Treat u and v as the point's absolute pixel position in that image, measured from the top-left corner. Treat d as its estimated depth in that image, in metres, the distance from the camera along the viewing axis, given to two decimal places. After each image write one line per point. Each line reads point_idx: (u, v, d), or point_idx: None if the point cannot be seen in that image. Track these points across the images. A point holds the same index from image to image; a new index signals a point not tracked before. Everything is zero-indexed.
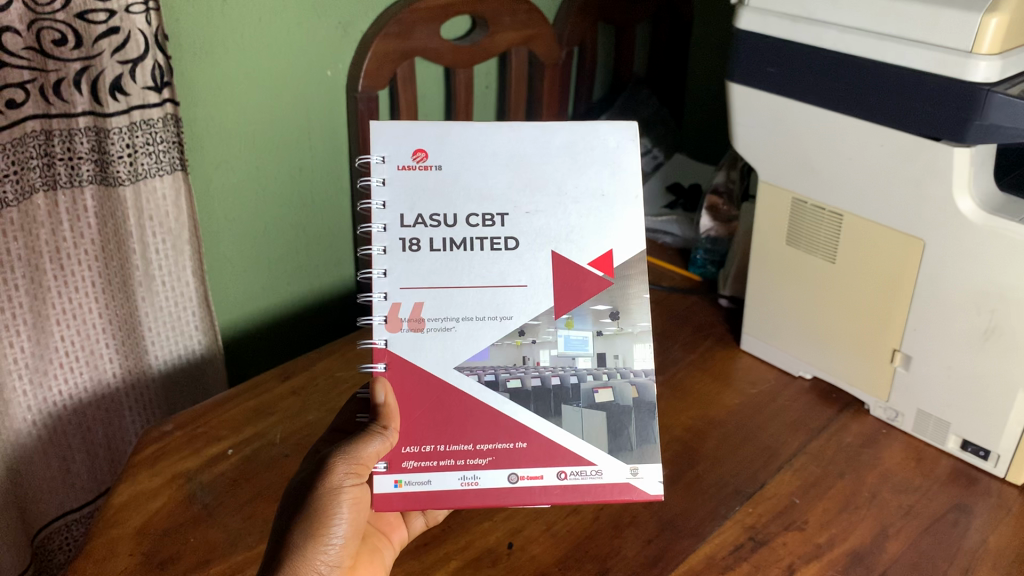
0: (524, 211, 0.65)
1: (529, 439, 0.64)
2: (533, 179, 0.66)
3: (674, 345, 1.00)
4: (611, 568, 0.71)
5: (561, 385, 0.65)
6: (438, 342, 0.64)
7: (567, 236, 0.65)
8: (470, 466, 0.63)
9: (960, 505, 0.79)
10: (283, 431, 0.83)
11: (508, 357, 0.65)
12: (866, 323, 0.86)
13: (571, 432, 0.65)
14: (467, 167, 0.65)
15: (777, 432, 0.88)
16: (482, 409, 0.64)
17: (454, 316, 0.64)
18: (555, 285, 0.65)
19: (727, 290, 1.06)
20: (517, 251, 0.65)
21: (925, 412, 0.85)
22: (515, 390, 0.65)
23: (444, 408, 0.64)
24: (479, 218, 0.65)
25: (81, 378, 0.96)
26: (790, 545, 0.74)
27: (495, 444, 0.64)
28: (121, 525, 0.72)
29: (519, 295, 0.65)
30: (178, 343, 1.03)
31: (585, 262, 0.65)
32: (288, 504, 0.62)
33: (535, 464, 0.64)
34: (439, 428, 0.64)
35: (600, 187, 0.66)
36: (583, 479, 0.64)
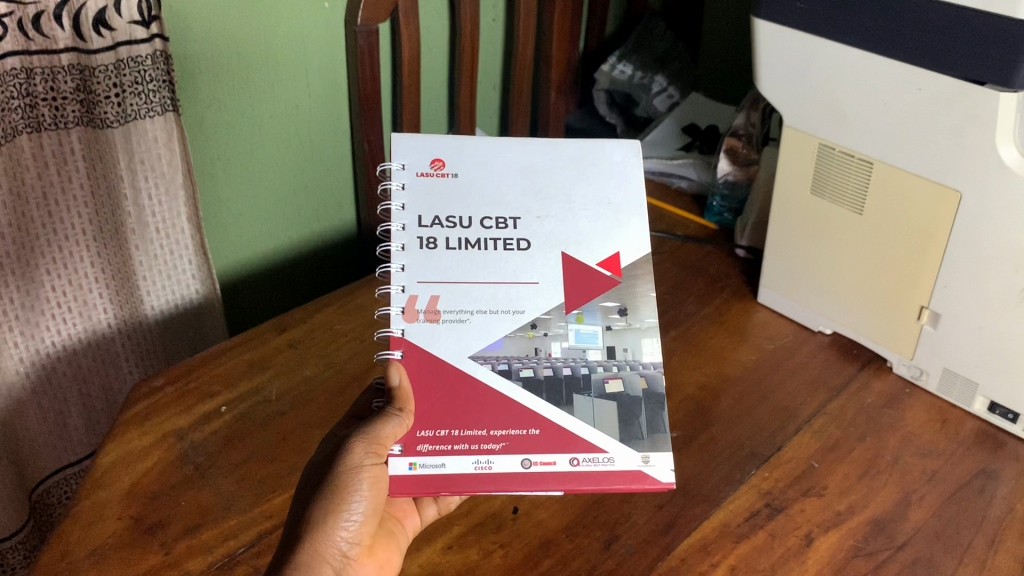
0: (535, 215, 0.65)
1: (542, 425, 0.60)
2: (543, 187, 0.65)
3: (689, 297, 0.96)
4: (621, 535, 0.68)
5: (572, 375, 0.62)
6: (452, 335, 0.62)
7: (577, 239, 0.64)
8: (483, 450, 0.59)
9: (986, 471, 0.75)
10: (280, 386, 0.80)
11: (520, 348, 0.62)
12: (892, 278, 0.81)
13: (582, 421, 0.61)
14: (481, 176, 0.65)
15: (796, 391, 0.84)
16: (495, 396, 0.61)
17: (468, 308, 0.62)
18: (567, 283, 0.63)
19: (745, 241, 1.02)
20: (529, 251, 0.64)
21: (951, 371, 0.81)
22: (527, 379, 0.62)
23: (458, 393, 0.61)
24: (493, 221, 0.64)
25: (73, 328, 0.92)
26: (808, 513, 0.71)
27: (508, 429, 0.60)
28: (109, 487, 0.69)
29: (533, 291, 0.63)
30: (173, 290, 1.00)
31: (593, 263, 0.64)
32: (304, 488, 0.58)
33: (548, 450, 0.60)
34: (452, 412, 0.61)
35: (607, 197, 0.65)
36: (595, 466, 0.59)
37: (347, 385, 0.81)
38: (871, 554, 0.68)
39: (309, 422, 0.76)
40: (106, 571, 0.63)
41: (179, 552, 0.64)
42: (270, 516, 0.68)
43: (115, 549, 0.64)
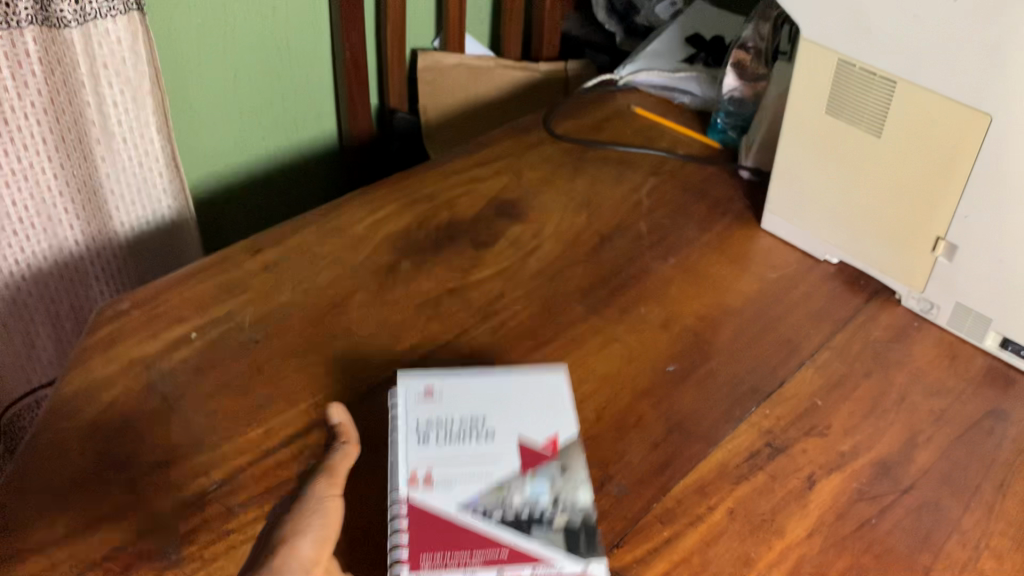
0: (503, 422, 0.64)
1: (510, 547, 0.56)
2: (505, 387, 0.67)
3: (689, 222, 0.90)
4: (614, 475, 0.65)
5: (535, 517, 0.58)
6: (449, 498, 0.59)
7: (541, 439, 0.63)
8: (468, 566, 0.55)
9: (996, 411, 0.72)
10: (254, 312, 0.75)
11: (491, 497, 0.59)
12: (908, 206, 0.76)
13: (547, 545, 0.57)
14: (453, 397, 0.65)
15: (800, 323, 0.80)
16: (475, 538, 0.57)
17: (467, 381, 0.67)
18: (531, 444, 0.63)
19: (749, 161, 0.96)
20: (501, 438, 0.63)
21: (964, 306, 0.77)
22: (500, 518, 0.58)
23: (440, 535, 0.57)
24: (466, 430, 0.63)
25: (39, 246, 0.87)
26: (811, 453, 0.68)
27: (485, 555, 0.56)
28: (71, 419, 0.65)
29: (514, 452, 0.62)
30: (144, 207, 0.94)
31: (551, 417, 0.65)
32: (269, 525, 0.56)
33: (517, 563, 0.55)
34: (435, 540, 0.56)
35: (552, 392, 0.67)
36: (551, 571, 0.55)
37: (326, 312, 0.76)
38: (875, 498, 0.65)
39: (285, 351, 0.72)
40: (68, 509, 0.59)
41: (146, 489, 0.61)
42: (244, 452, 0.64)
43: (78, 486, 0.60)
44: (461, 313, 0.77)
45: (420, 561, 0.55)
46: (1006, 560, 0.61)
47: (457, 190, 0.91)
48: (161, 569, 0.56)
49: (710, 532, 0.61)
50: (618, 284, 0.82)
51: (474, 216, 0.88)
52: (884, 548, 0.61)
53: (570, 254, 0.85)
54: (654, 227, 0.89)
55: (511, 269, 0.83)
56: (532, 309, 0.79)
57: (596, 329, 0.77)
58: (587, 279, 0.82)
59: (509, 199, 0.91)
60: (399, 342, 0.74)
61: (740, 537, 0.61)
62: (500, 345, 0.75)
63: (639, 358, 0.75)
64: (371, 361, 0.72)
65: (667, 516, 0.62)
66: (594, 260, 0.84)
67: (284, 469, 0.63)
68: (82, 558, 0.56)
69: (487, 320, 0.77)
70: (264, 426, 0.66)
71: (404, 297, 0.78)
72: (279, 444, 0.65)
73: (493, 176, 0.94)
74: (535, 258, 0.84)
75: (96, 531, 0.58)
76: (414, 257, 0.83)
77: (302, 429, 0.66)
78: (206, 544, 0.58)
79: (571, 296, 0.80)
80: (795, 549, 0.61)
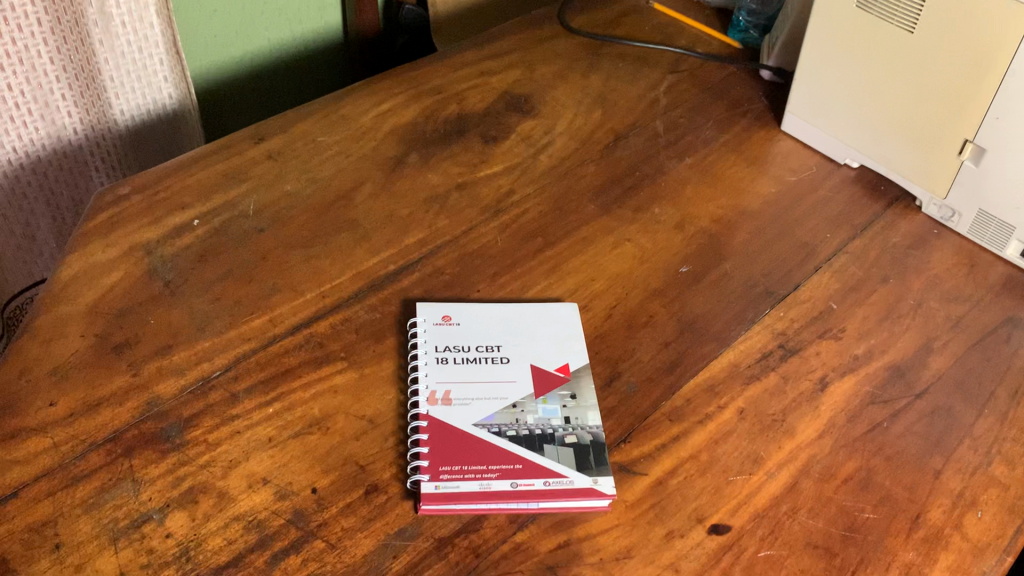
0: (518, 345, 0.64)
1: (525, 460, 0.57)
2: (520, 311, 0.67)
3: (707, 122, 0.87)
4: (624, 372, 0.64)
5: (551, 435, 0.59)
6: (462, 416, 0.59)
7: (555, 364, 0.63)
8: (481, 478, 0.55)
9: (1014, 320, 0.71)
10: (258, 201, 0.73)
11: (503, 417, 0.59)
12: (938, 107, 0.73)
13: (561, 461, 0.57)
14: (468, 315, 0.66)
15: (817, 227, 0.78)
16: (489, 452, 0.57)
17: (482, 304, 0.67)
18: (545, 367, 0.63)
19: (771, 61, 0.92)
20: (515, 360, 0.63)
21: (987, 213, 0.75)
22: (514, 437, 0.58)
23: (454, 446, 0.57)
24: (479, 349, 0.63)
25: (37, 134, 0.84)
26: (824, 356, 0.66)
27: (498, 465, 0.56)
28: (71, 302, 0.63)
29: (526, 375, 0.62)
30: (145, 96, 0.89)
31: (563, 339, 0.65)
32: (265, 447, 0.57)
33: (530, 477, 0.56)
34: (451, 452, 0.57)
35: (566, 319, 0.67)
36: (562, 485, 0.55)
37: (331, 203, 0.74)
38: (888, 401, 0.64)
39: (289, 242, 0.70)
40: (69, 391, 0.58)
41: (148, 373, 0.60)
42: (248, 340, 0.63)
43: (79, 368, 0.59)
44: (470, 207, 0.75)
45: (438, 472, 0.55)
46: (1017, 466, 0.60)
47: (468, 84, 0.88)
48: (164, 452, 0.56)
49: (720, 430, 0.61)
50: (632, 182, 0.80)
51: (484, 110, 0.86)
52: (895, 451, 0.61)
53: (583, 152, 0.82)
54: (670, 126, 0.86)
55: (522, 165, 0.80)
56: (543, 205, 0.76)
57: (608, 227, 0.75)
58: (600, 177, 0.80)
59: (521, 94, 0.88)
60: (407, 235, 0.72)
61: (749, 436, 0.60)
62: (510, 241, 0.73)
63: (651, 257, 0.73)
64: (378, 254, 0.70)
65: (676, 414, 0.61)
66: (608, 158, 0.82)
67: (289, 358, 0.62)
68: (82, 438, 0.56)
69: (496, 215, 0.75)
70: (269, 315, 0.64)
71: (411, 190, 0.76)
72: (283, 333, 0.63)
73: (504, 70, 0.91)
74: (547, 154, 0.82)
75: (97, 412, 0.57)
76: (422, 150, 0.80)
77: (307, 319, 0.65)
78: (209, 429, 0.57)
79: (583, 193, 0.78)
80: (805, 449, 0.60)
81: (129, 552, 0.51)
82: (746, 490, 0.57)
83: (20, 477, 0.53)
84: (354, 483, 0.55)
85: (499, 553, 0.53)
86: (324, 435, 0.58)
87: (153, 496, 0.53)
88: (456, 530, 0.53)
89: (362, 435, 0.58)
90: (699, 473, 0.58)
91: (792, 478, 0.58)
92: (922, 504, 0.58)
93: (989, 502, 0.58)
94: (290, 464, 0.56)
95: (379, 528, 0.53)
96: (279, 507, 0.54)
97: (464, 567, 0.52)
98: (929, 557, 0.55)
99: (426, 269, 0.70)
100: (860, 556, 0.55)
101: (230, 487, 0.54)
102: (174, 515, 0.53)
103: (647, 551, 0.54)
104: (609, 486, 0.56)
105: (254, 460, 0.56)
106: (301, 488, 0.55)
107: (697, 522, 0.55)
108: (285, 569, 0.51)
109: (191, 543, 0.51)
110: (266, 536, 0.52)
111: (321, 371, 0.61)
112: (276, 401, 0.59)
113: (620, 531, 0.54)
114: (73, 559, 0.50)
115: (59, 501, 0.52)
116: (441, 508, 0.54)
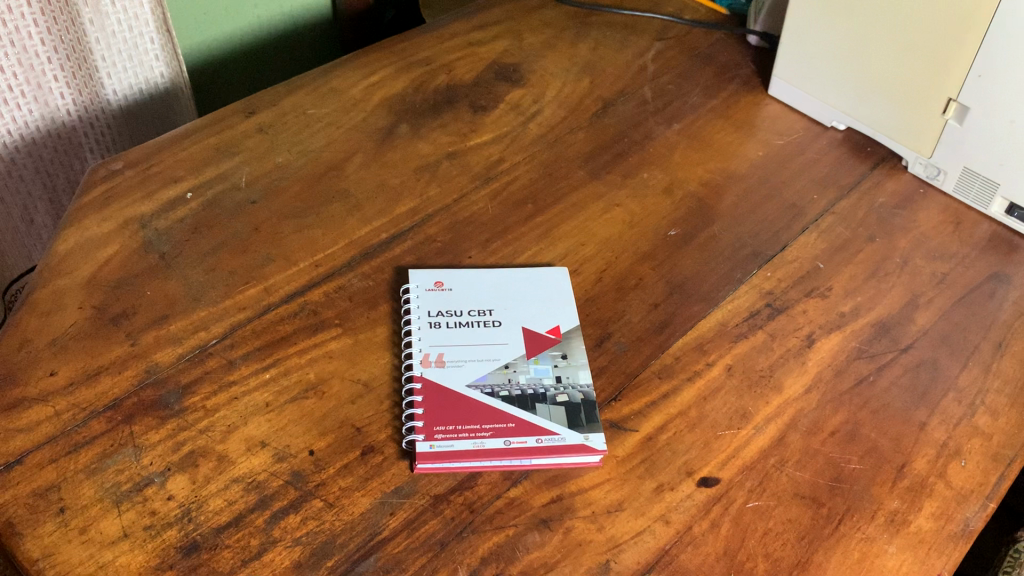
0: (509, 308, 0.65)
1: (518, 418, 0.58)
2: (511, 275, 0.68)
3: (694, 89, 0.88)
4: (614, 333, 0.65)
5: (542, 394, 0.60)
6: (456, 378, 0.60)
7: (547, 326, 0.65)
8: (474, 436, 0.57)
9: (999, 275, 0.72)
10: (249, 173, 0.74)
11: (495, 377, 0.60)
12: (922, 66, 0.74)
13: (553, 419, 0.58)
14: (461, 281, 0.67)
15: (804, 188, 0.78)
16: (483, 410, 0.58)
17: (473, 269, 0.68)
18: (536, 329, 0.64)
19: (759, 27, 0.93)
20: (506, 323, 0.64)
21: (972, 171, 0.76)
22: (507, 397, 0.59)
23: (450, 406, 0.58)
24: (471, 313, 0.65)
25: (31, 115, 0.84)
26: (810, 314, 0.68)
27: (491, 424, 0.57)
28: (68, 275, 0.64)
29: (519, 337, 0.63)
30: (137, 75, 0.89)
31: (553, 300, 0.66)
32: (261, 412, 0.58)
33: (522, 435, 0.57)
34: (446, 411, 0.58)
35: (557, 283, 0.68)
36: (554, 443, 0.57)
37: (322, 174, 0.75)
38: (874, 356, 0.65)
39: (282, 213, 0.71)
40: (68, 361, 0.59)
41: (146, 343, 0.61)
42: (243, 309, 0.64)
43: (77, 339, 0.60)
44: (460, 176, 0.76)
45: (432, 432, 0.57)
46: (1001, 416, 0.62)
47: (456, 54, 0.89)
48: (164, 418, 0.57)
49: (708, 387, 0.62)
50: (621, 148, 0.80)
51: (473, 80, 0.86)
52: (881, 404, 0.62)
53: (572, 119, 0.83)
54: (658, 93, 0.87)
55: (512, 133, 0.81)
56: (533, 173, 0.77)
57: (597, 193, 0.76)
58: (589, 144, 0.81)
59: (509, 64, 0.89)
60: (398, 204, 0.73)
61: (738, 392, 0.62)
62: (500, 208, 0.74)
63: (640, 221, 0.74)
64: (370, 223, 0.71)
65: (665, 372, 0.62)
66: (596, 125, 0.83)
67: (284, 325, 0.63)
68: (83, 406, 0.57)
69: (487, 183, 0.76)
70: (263, 284, 0.65)
71: (402, 160, 0.77)
72: (279, 301, 0.64)
73: (492, 40, 0.92)
74: (536, 122, 0.82)
75: (97, 381, 0.58)
76: (412, 120, 0.81)
77: (301, 287, 0.66)
78: (207, 395, 0.58)
79: (572, 159, 0.79)
80: (792, 404, 0.61)
81: (132, 513, 0.52)
82: (734, 444, 0.59)
83: (23, 445, 0.55)
84: (350, 445, 0.56)
85: (493, 509, 0.54)
86: (320, 399, 0.59)
87: (153, 460, 0.55)
88: (451, 488, 0.55)
89: (357, 398, 0.59)
90: (688, 429, 0.59)
91: (780, 432, 0.60)
92: (908, 455, 0.59)
93: (973, 451, 0.60)
94: (287, 428, 0.57)
95: (376, 487, 0.54)
96: (277, 469, 0.55)
97: (459, 522, 0.53)
98: (914, 505, 0.56)
99: (418, 237, 0.70)
100: (846, 505, 0.56)
101: (229, 451, 0.55)
102: (175, 478, 0.54)
103: (638, 504, 0.55)
104: (599, 442, 0.57)
105: (252, 424, 0.57)
106: (299, 450, 0.56)
107: (686, 476, 0.57)
108: (284, 528, 0.52)
109: (192, 505, 0.53)
110: (265, 497, 0.53)
111: (316, 337, 0.62)
112: (272, 366, 0.60)
113: (611, 486, 0.56)
114: (77, 521, 0.51)
115: (62, 467, 0.54)
116: (437, 466, 0.55)
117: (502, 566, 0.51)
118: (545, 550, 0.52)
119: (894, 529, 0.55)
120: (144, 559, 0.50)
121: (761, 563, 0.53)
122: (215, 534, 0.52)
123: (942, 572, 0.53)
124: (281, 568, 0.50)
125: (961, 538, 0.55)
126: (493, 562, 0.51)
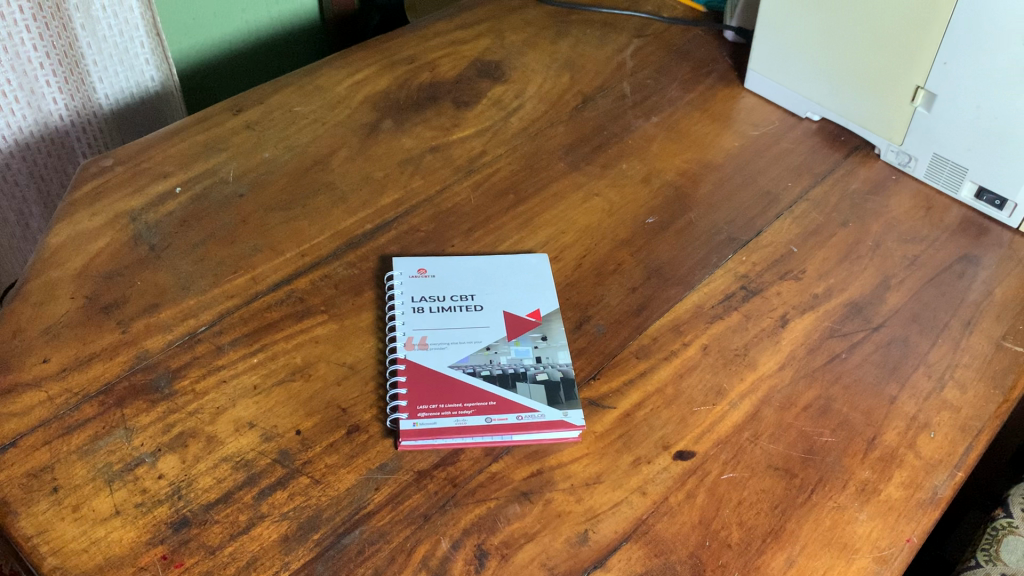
0: (490, 293, 0.67)
1: (499, 396, 0.60)
2: (493, 261, 0.70)
3: (672, 83, 0.90)
4: (593, 315, 0.67)
5: (521, 372, 0.62)
6: (440, 360, 0.62)
7: (527, 308, 0.66)
8: (457, 414, 0.58)
9: (969, 257, 0.74)
10: (237, 168, 0.76)
11: (477, 358, 0.62)
12: (889, 55, 0.76)
13: (533, 397, 0.60)
14: (445, 268, 0.69)
15: (779, 176, 0.80)
16: (467, 390, 0.60)
17: (456, 257, 0.70)
18: (516, 312, 0.66)
19: (734, 22, 0.96)
20: (487, 307, 0.66)
21: (942, 157, 0.78)
22: (488, 376, 0.61)
23: (435, 386, 0.60)
24: (454, 298, 0.66)
25: (24, 120, 0.86)
26: (784, 296, 0.69)
27: (475, 402, 0.59)
28: (60, 267, 0.66)
29: (499, 320, 0.65)
30: (128, 79, 0.91)
31: (534, 285, 0.68)
32: (249, 395, 0.59)
33: (504, 412, 0.59)
34: (431, 391, 0.60)
35: (537, 268, 0.70)
36: (534, 419, 0.59)
37: (308, 168, 0.76)
38: (846, 335, 0.67)
39: (269, 205, 0.73)
40: (61, 348, 0.61)
41: (137, 330, 0.62)
42: (232, 297, 0.65)
43: (69, 327, 0.62)
44: (443, 168, 0.78)
45: (416, 410, 0.58)
46: (969, 390, 0.63)
47: (439, 53, 0.91)
48: (154, 401, 0.58)
49: (685, 365, 0.64)
50: (600, 141, 0.82)
51: (456, 76, 0.88)
52: (852, 379, 0.64)
53: (552, 113, 0.85)
54: (637, 87, 0.89)
55: (494, 127, 0.83)
56: (514, 165, 0.79)
57: (577, 183, 0.78)
58: (569, 137, 0.83)
59: (491, 61, 0.91)
60: (383, 196, 0.75)
61: (713, 370, 0.63)
62: (482, 199, 0.76)
63: (619, 210, 0.76)
64: (355, 214, 0.73)
65: (643, 352, 0.64)
66: (576, 118, 0.85)
67: (271, 312, 0.65)
68: (76, 391, 0.58)
69: (469, 175, 0.78)
70: (251, 273, 0.67)
71: (386, 154, 0.79)
72: (266, 289, 0.66)
73: (475, 39, 0.94)
74: (517, 117, 0.84)
75: (89, 367, 0.60)
76: (396, 116, 0.83)
77: (287, 276, 0.67)
78: (197, 378, 0.60)
79: (553, 152, 0.81)
80: (766, 380, 0.63)
81: (123, 492, 0.53)
82: (709, 419, 0.60)
83: (17, 428, 0.56)
84: (336, 424, 0.58)
85: (475, 483, 0.56)
86: (306, 381, 0.60)
87: (144, 441, 0.56)
88: (434, 464, 0.56)
89: (343, 380, 0.61)
90: (665, 406, 0.61)
91: (754, 407, 0.61)
92: (879, 427, 0.61)
93: (942, 423, 0.61)
94: (275, 409, 0.59)
95: (361, 464, 0.56)
96: (265, 448, 0.56)
97: (442, 496, 0.55)
98: (884, 474, 0.58)
99: (402, 227, 0.72)
100: (819, 476, 0.58)
101: (218, 431, 0.57)
102: (166, 458, 0.55)
103: (616, 476, 0.57)
104: (578, 418, 0.59)
105: (240, 406, 0.59)
106: (286, 430, 0.57)
107: (663, 450, 0.58)
108: (272, 503, 0.54)
109: (182, 483, 0.54)
110: (254, 474, 0.55)
111: (302, 323, 0.64)
112: (260, 351, 0.62)
113: (590, 460, 0.57)
114: (70, 500, 0.53)
115: (55, 449, 0.55)
116: (421, 443, 0.57)
117: (484, 537, 0.53)
118: (526, 521, 0.54)
119: (865, 497, 0.57)
120: (136, 535, 0.51)
121: (735, 532, 0.54)
122: (205, 510, 0.53)
123: (911, 538, 0.55)
124: (269, 542, 0.52)
125: (930, 505, 0.56)
126: (475, 533, 0.53)
